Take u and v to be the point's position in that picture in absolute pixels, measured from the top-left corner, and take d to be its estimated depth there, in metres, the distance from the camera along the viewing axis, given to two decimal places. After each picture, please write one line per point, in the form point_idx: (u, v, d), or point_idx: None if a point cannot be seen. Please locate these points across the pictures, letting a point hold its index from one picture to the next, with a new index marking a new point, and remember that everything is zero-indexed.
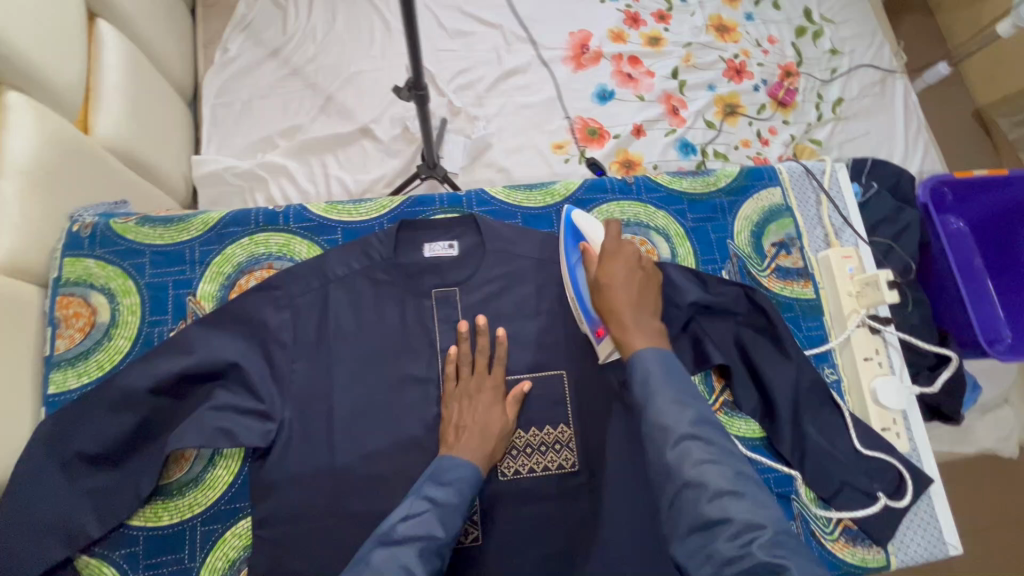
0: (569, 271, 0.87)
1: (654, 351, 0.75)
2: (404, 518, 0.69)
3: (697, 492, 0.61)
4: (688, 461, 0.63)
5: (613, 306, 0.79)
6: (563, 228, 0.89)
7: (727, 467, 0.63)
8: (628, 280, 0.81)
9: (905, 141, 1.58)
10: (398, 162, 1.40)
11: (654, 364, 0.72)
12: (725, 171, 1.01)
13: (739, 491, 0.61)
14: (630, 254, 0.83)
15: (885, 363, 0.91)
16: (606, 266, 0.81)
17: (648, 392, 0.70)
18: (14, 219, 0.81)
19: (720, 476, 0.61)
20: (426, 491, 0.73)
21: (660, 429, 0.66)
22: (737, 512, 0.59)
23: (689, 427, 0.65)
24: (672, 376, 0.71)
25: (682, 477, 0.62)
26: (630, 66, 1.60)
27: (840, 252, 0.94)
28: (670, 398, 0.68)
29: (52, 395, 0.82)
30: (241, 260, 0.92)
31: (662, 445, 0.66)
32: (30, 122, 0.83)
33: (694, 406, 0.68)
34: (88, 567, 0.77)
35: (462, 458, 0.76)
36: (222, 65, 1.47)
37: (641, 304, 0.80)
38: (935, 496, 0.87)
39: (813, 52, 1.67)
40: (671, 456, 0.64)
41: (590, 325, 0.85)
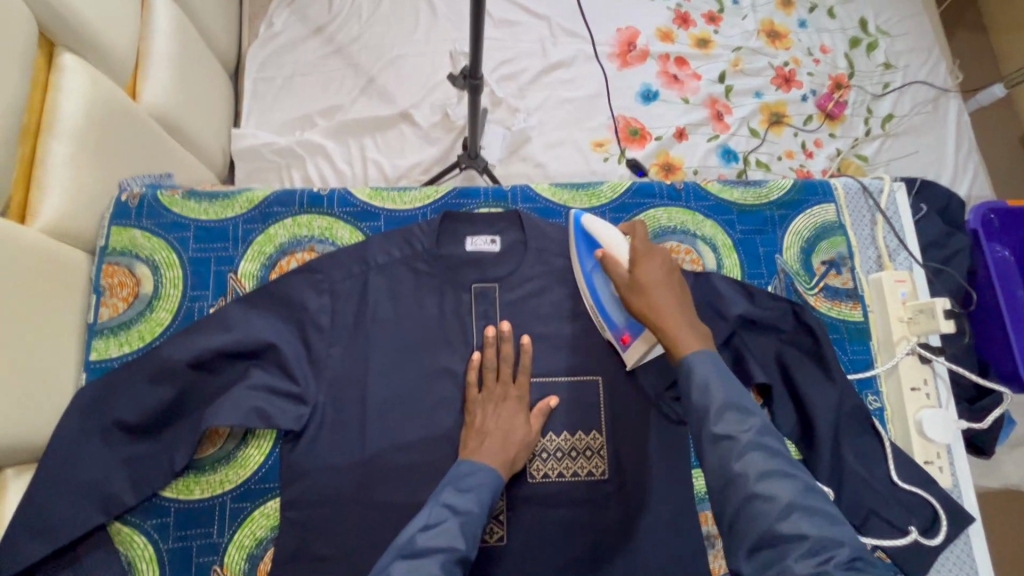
0: (586, 278, 0.85)
1: (707, 352, 0.70)
2: (423, 528, 0.67)
3: (767, 506, 0.57)
4: (756, 472, 0.59)
5: (656, 307, 0.74)
6: (576, 235, 0.85)
7: (798, 480, 0.59)
8: (667, 280, 0.76)
9: (954, 163, 1.53)
10: (436, 149, 1.39)
11: (708, 368, 0.67)
12: (778, 183, 0.99)
13: (810, 507, 0.58)
14: (663, 258, 0.79)
15: (933, 394, 0.88)
16: (640, 266, 0.77)
17: (707, 398, 0.65)
18: (66, 182, 0.81)
19: (790, 490, 0.58)
20: (446, 498, 0.71)
21: (726, 439, 0.62)
22: (811, 529, 0.56)
23: (755, 436, 0.62)
24: (728, 381, 0.67)
25: (749, 489, 0.59)
26: (676, 67, 1.56)
27: (894, 276, 0.92)
28: (732, 405, 0.64)
29: (93, 362, 0.83)
30: (283, 240, 0.92)
31: (726, 454, 0.61)
32: (85, 85, 0.83)
33: (758, 414, 0.64)
34: (119, 534, 0.78)
35: (482, 463, 0.75)
36: (265, 39, 1.46)
37: (684, 304, 0.75)
38: (973, 534, 0.86)
39: (866, 65, 1.62)
40: (737, 467, 0.60)
41: (614, 333, 0.84)
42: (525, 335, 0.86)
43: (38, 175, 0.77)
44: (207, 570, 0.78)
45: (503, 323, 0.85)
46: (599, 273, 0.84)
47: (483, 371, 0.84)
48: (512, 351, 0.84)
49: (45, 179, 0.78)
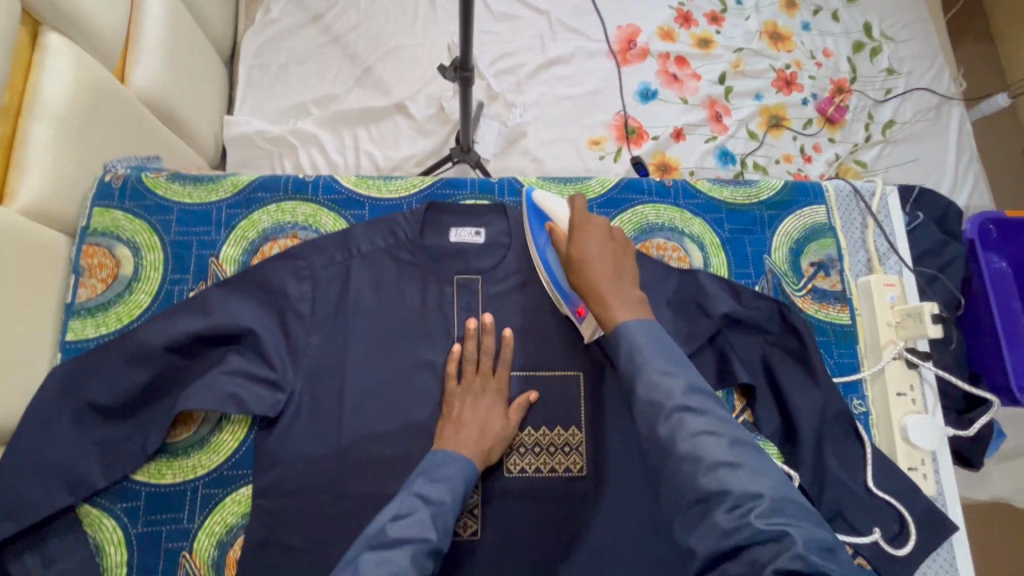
0: (540, 256, 0.85)
1: (637, 320, 0.68)
2: (393, 519, 0.66)
3: (692, 465, 0.56)
4: (682, 433, 0.58)
5: (589, 280, 0.72)
6: (528, 213, 0.86)
7: (723, 436, 0.58)
8: (603, 250, 0.74)
9: (954, 171, 1.51)
10: (430, 142, 1.38)
11: (638, 337, 0.66)
12: (769, 184, 0.97)
13: (735, 461, 0.56)
14: (600, 225, 0.76)
15: (920, 400, 0.87)
16: (576, 239, 0.75)
17: (634, 367, 0.64)
18: (47, 160, 0.80)
19: (716, 448, 0.57)
20: (418, 487, 0.70)
21: (653, 405, 0.61)
22: (735, 485, 0.54)
23: (682, 398, 0.60)
24: (660, 345, 0.65)
25: (676, 451, 0.58)
26: (676, 66, 1.55)
27: (883, 279, 0.90)
28: (660, 368, 0.62)
29: (70, 342, 0.83)
30: (266, 226, 0.91)
31: (654, 419, 0.60)
32: (69, 64, 0.82)
33: (687, 374, 0.63)
34: (89, 516, 0.77)
35: (455, 454, 0.74)
36: (263, 27, 1.45)
37: (620, 272, 0.73)
38: (955, 543, 0.84)
39: (869, 69, 1.60)
40: (664, 431, 0.59)
41: (569, 307, 0.83)
42: (507, 328, 0.85)
43: (18, 153, 0.76)
44: (176, 555, 0.77)
45: (486, 315, 0.84)
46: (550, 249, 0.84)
47: (463, 363, 0.83)
48: (492, 344, 0.83)
49: (25, 158, 0.77)
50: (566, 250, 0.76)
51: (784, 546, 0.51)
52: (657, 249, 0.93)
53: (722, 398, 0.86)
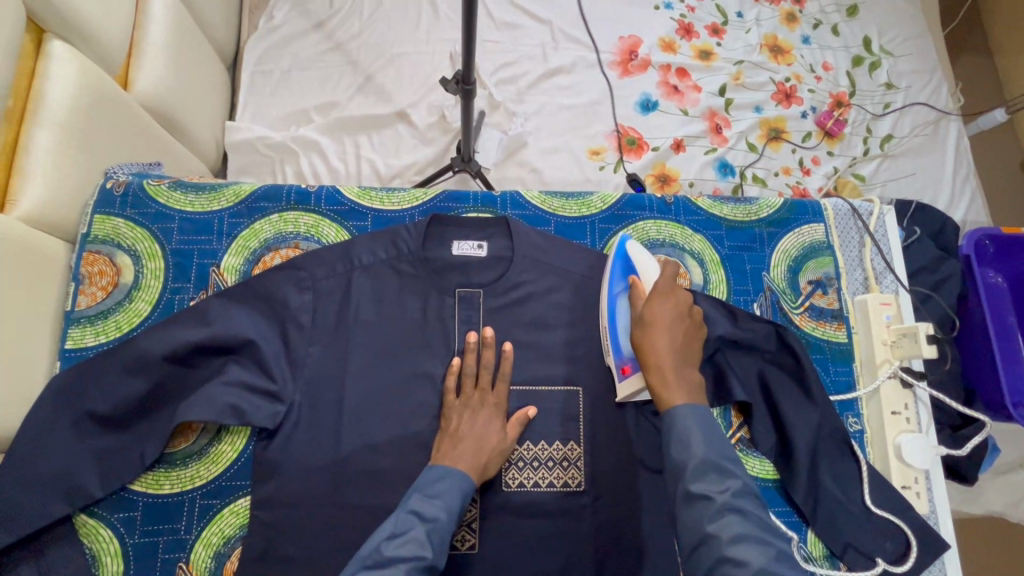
0: (610, 300, 0.83)
1: (693, 405, 0.69)
2: (387, 538, 0.66)
3: (738, 570, 0.57)
4: (729, 535, 0.59)
5: (653, 345, 0.73)
6: (615, 256, 0.86)
7: (771, 547, 0.59)
8: (675, 323, 0.75)
9: (952, 185, 1.53)
10: (431, 150, 1.38)
11: (693, 421, 0.67)
12: (768, 201, 0.98)
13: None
14: (681, 300, 0.77)
15: (913, 418, 0.88)
16: (653, 302, 0.76)
17: (687, 455, 0.65)
18: (48, 168, 0.80)
19: (762, 555, 0.57)
20: (414, 504, 0.70)
21: (702, 499, 0.62)
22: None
23: (731, 498, 0.61)
24: (713, 438, 0.66)
25: (720, 552, 0.58)
26: (677, 78, 1.56)
27: (879, 298, 0.91)
28: (712, 465, 0.64)
29: (68, 350, 0.82)
30: (268, 236, 0.90)
31: (702, 515, 0.61)
32: (72, 73, 0.82)
33: (739, 476, 0.64)
34: (85, 526, 0.76)
35: (452, 468, 0.75)
36: (265, 32, 1.45)
37: (684, 351, 0.74)
38: (947, 560, 0.85)
39: (868, 84, 1.61)
40: (711, 528, 0.60)
41: (616, 361, 0.82)
42: (507, 341, 0.85)
43: (20, 161, 0.76)
44: (173, 566, 0.77)
45: (486, 329, 0.85)
46: (623, 300, 0.83)
47: (462, 377, 0.83)
48: (493, 358, 0.83)
49: (27, 166, 0.77)
50: (639, 309, 0.77)
51: None
52: None
53: (719, 415, 0.87)
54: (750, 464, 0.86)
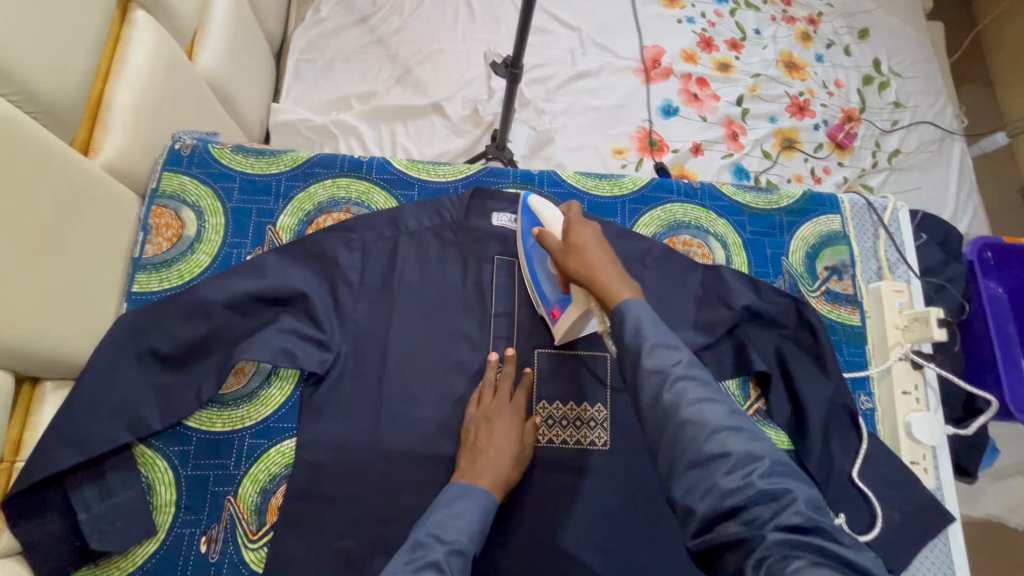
0: (527, 254, 0.89)
1: (638, 299, 0.69)
2: (404, 565, 0.64)
3: (696, 429, 0.58)
4: (686, 400, 0.59)
5: (586, 262, 0.74)
6: (523, 215, 0.89)
7: (722, 405, 0.60)
8: (597, 243, 0.77)
9: (955, 202, 1.60)
10: (463, 141, 1.46)
11: (640, 312, 0.67)
12: (788, 192, 1.05)
13: (735, 427, 0.58)
14: (594, 224, 0.80)
15: (923, 399, 0.93)
16: (573, 231, 0.78)
17: (639, 338, 0.65)
18: (128, 122, 0.87)
19: (717, 413, 0.59)
20: (431, 527, 0.68)
21: (657, 374, 0.62)
22: (735, 447, 0.57)
23: (684, 369, 0.62)
24: (659, 324, 0.67)
25: (680, 417, 0.59)
26: (697, 87, 1.64)
27: (893, 286, 0.97)
28: (662, 341, 0.64)
29: (134, 294, 0.87)
30: (322, 199, 0.96)
31: (659, 387, 0.61)
32: (152, 39, 0.89)
33: (687, 350, 0.65)
34: (142, 456, 0.80)
35: (474, 485, 0.74)
36: (312, 24, 1.54)
37: (616, 259, 0.75)
38: (950, 535, 0.90)
39: (877, 101, 1.70)
40: (669, 397, 0.60)
41: (546, 308, 0.87)
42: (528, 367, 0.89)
43: (104, 113, 0.83)
44: (221, 499, 0.80)
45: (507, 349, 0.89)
46: (538, 250, 0.87)
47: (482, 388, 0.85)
48: (514, 372, 0.86)
49: (109, 118, 0.84)
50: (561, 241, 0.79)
51: (782, 503, 0.53)
52: (683, 245, 0.99)
53: (738, 387, 0.93)
54: (766, 434, 0.91)
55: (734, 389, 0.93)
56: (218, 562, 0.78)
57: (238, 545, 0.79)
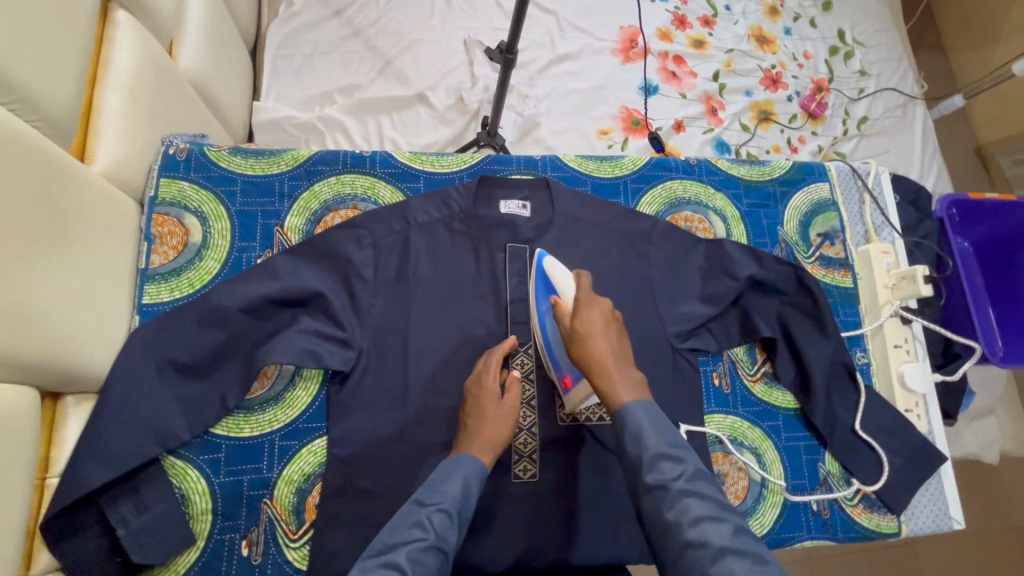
0: (540, 318, 0.87)
1: (640, 401, 0.72)
2: (389, 530, 0.68)
3: (699, 551, 0.59)
4: (689, 519, 0.61)
5: (594, 353, 0.75)
6: (535, 278, 0.88)
7: (727, 523, 0.62)
8: (606, 329, 0.77)
9: (920, 164, 1.68)
10: (451, 131, 1.46)
11: (643, 418, 0.70)
12: (779, 163, 1.09)
13: (741, 549, 0.59)
14: (605, 306, 0.79)
15: (913, 351, 1.00)
16: (581, 315, 0.77)
17: (641, 449, 0.68)
18: (119, 126, 0.83)
19: (720, 533, 0.60)
20: (417, 495, 0.72)
21: (660, 488, 0.65)
22: (740, 570, 0.57)
23: (686, 484, 0.65)
24: (662, 430, 0.70)
25: (682, 536, 0.61)
26: (674, 64, 1.67)
27: (880, 248, 1.03)
28: (666, 454, 0.67)
29: (145, 305, 0.86)
30: (328, 198, 0.97)
31: (661, 504, 0.64)
32: (134, 40, 0.85)
33: (690, 462, 0.67)
34: (173, 468, 0.80)
35: (464, 454, 0.78)
36: (286, 18, 1.49)
37: (622, 351, 0.76)
38: (943, 476, 0.97)
39: (844, 71, 1.76)
40: (671, 516, 0.63)
41: (558, 374, 0.86)
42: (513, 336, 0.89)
43: (94, 119, 0.80)
44: (258, 503, 0.82)
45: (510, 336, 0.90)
46: (551, 316, 0.86)
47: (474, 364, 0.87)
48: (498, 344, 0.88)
49: (101, 123, 0.80)
50: (568, 324, 0.78)
51: None
52: (684, 221, 1.03)
53: (744, 353, 0.98)
54: (773, 396, 0.96)
55: (741, 355, 0.98)
56: (262, 563, 0.80)
57: (280, 545, 0.81)
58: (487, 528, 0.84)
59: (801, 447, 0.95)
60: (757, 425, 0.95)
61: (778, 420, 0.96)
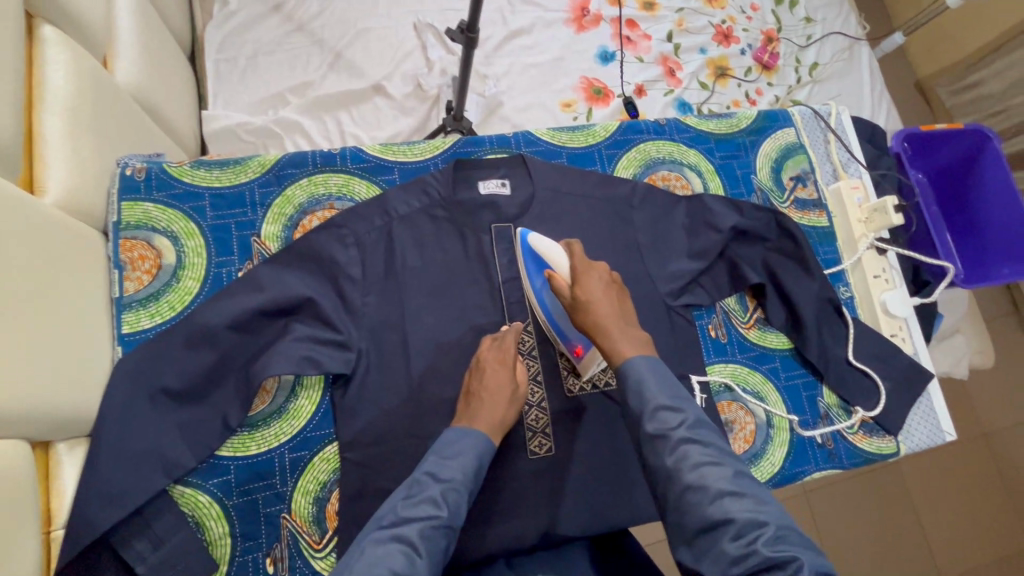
0: (537, 295, 0.87)
1: (645, 358, 0.73)
2: (403, 499, 0.69)
3: (699, 494, 0.62)
4: (689, 464, 0.64)
5: (597, 319, 0.75)
6: (523, 253, 0.86)
7: (727, 467, 0.64)
8: (606, 294, 0.78)
9: (871, 103, 1.73)
10: (412, 119, 1.43)
11: (643, 371, 0.72)
12: (745, 114, 1.11)
13: (739, 491, 0.62)
14: (602, 271, 0.80)
15: (891, 279, 1.04)
16: (581, 284, 0.78)
17: (643, 400, 0.70)
18: (66, 151, 0.77)
19: (720, 476, 0.63)
20: (428, 466, 0.72)
21: (660, 438, 0.67)
22: (737, 512, 0.60)
23: (688, 432, 0.66)
24: (664, 382, 0.71)
25: (683, 482, 0.63)
26: (627, 29, 1.67)
27: (850, 184, 1.06)
28: (666, 405, 0.69)
29: (126, 335, 0.83)
30: (302, 200, 0.94)
31: (662, 451, 0.66)
32: (68, 56, 0.78)
33: (691, 410, 0.69)
34: (183, 496, 0.78)
35: (470, 428, 0.77)
36: (222, 19, 1.41)
37: (624, 313, 0.78)
38: (932, 393, 1.02)
39: (790, 20, 1.79)
40: (671, 462, 0.65)
41: (568, 347, 0.87)
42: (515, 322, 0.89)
43: (37, 146, 0.73)
44: (277, 518, 0.80)
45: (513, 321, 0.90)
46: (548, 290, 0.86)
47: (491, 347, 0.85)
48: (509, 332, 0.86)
49: (45, 151, 0.74)
50: (569, 296, 0.78)
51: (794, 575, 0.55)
52: (662, 180, 1.04)
53: (736, 303, 1.01)
54: (768, 340, 1.00)
55: (733, 305, 1.00)
56: None
57: (306, 557, 0.80)
58: (511, 509, 0.84)
59: (801, 386, 0.99)
60: (756, 370, 0.98)
61: (775, 363, 0.99)
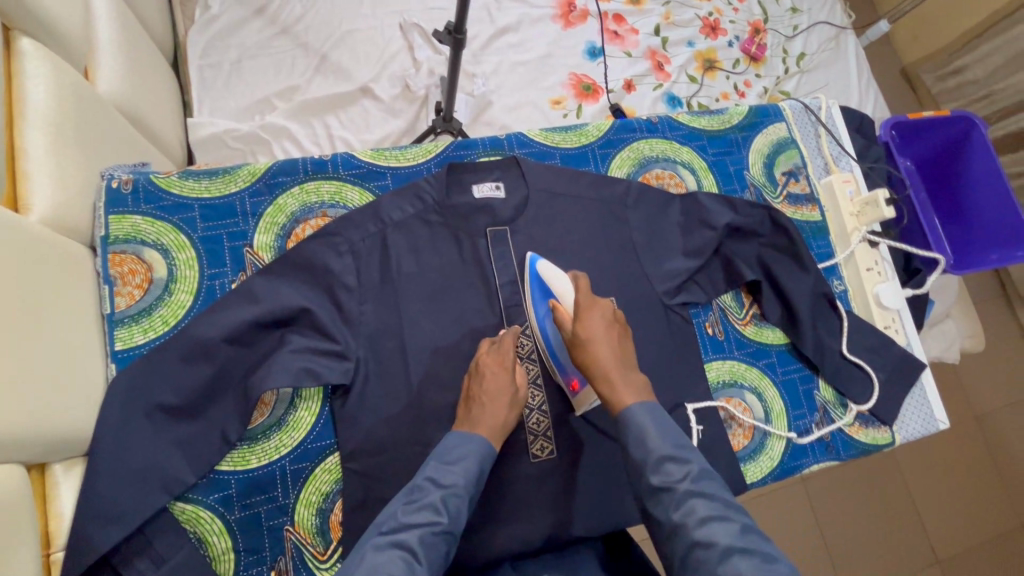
0: (539, 321, 0.88)
1: (644, 403, 0.74)
2: (404, 505, 0.69)
3: (707, 551, 0.62)
4: (695, 520, 0.64)
5: (597, 359, 0.76)
6: (531, 281, 0.89)
7: (734, 522, 0.63)
8: (607, 334, 0.78)
9: (858, 92, 1.74)
10: (401, 121, 1.41)
11: (646, 419, 0.72)
12: (737, 110, 1.11)
13: (748, 548, 0.61)
14: (606, 309, 0.80)
15: (884, 271, 1.05)
16: (584, 320, 0.78)
17: (646, 451, 0.70)
18: (50, 167, 0.75)
19: (726, 533, 0.62)
20: (429, 471, 0.72)
21: (665, 491, 0.67)
22: (747, 570, 0.59)
23: (692, 485, 0.67)
24: (665, 429, 0.72)
25: (690, 538, 0.63)
26: (615, 23, 1.66)
27: (841, 178, 1.07)
28: (669, 456, 0.69)
29: (120, 351, 0.82)
30: (294, 209, 0.93)
31: (668, 507, 0.67)
32: (48, 68, 0.76)
33: (696, 461, 0.69)
34: (183, 513, 0.77)
35: (473, 434, 0.76)
36: (204, 23, 1.39)
37: (624, 355, 0.78)
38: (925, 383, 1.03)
39: (777, 10, 1.79)
40: (677, 517, 0.65)
41: (564, 378, 0.87)
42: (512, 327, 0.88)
43: (20, 164, 0.71)
44: (280, 531, 0.80)
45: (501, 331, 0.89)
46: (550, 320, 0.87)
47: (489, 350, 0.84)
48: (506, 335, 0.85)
49: (28, 168, 0.72)
50: (570, 330, 0.79)
51: None
52: (656, 179, 1.04)
53: (732, 299, 1.02)
54: (764, 335, 1.00)
55: (729, 301, 1.01)
56: None
57: (311, 568, 0.80)
58: (515, 512, 0.84)
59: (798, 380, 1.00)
60: (754, 365, 0.98)
61: (772, 358, 1.00)
